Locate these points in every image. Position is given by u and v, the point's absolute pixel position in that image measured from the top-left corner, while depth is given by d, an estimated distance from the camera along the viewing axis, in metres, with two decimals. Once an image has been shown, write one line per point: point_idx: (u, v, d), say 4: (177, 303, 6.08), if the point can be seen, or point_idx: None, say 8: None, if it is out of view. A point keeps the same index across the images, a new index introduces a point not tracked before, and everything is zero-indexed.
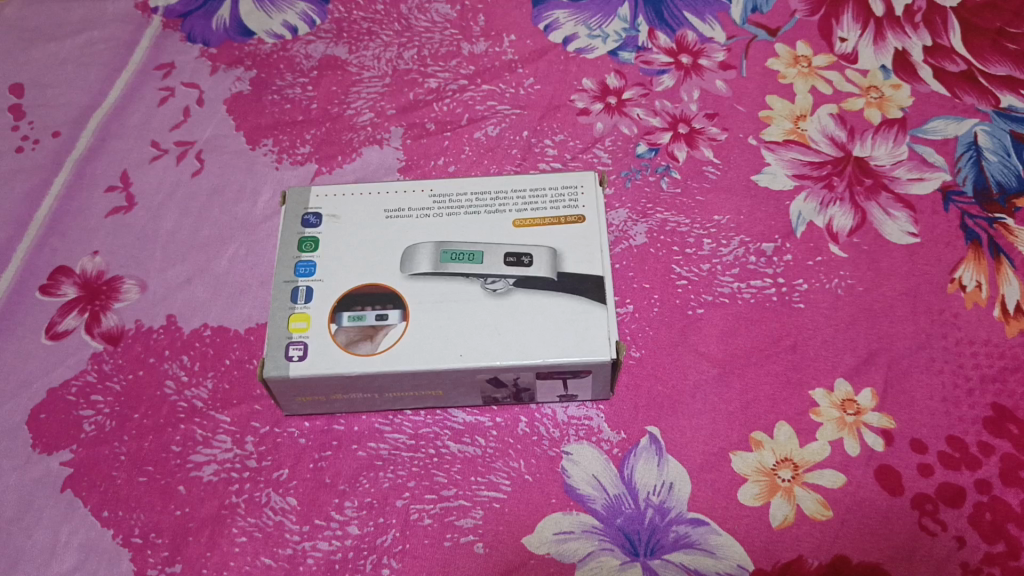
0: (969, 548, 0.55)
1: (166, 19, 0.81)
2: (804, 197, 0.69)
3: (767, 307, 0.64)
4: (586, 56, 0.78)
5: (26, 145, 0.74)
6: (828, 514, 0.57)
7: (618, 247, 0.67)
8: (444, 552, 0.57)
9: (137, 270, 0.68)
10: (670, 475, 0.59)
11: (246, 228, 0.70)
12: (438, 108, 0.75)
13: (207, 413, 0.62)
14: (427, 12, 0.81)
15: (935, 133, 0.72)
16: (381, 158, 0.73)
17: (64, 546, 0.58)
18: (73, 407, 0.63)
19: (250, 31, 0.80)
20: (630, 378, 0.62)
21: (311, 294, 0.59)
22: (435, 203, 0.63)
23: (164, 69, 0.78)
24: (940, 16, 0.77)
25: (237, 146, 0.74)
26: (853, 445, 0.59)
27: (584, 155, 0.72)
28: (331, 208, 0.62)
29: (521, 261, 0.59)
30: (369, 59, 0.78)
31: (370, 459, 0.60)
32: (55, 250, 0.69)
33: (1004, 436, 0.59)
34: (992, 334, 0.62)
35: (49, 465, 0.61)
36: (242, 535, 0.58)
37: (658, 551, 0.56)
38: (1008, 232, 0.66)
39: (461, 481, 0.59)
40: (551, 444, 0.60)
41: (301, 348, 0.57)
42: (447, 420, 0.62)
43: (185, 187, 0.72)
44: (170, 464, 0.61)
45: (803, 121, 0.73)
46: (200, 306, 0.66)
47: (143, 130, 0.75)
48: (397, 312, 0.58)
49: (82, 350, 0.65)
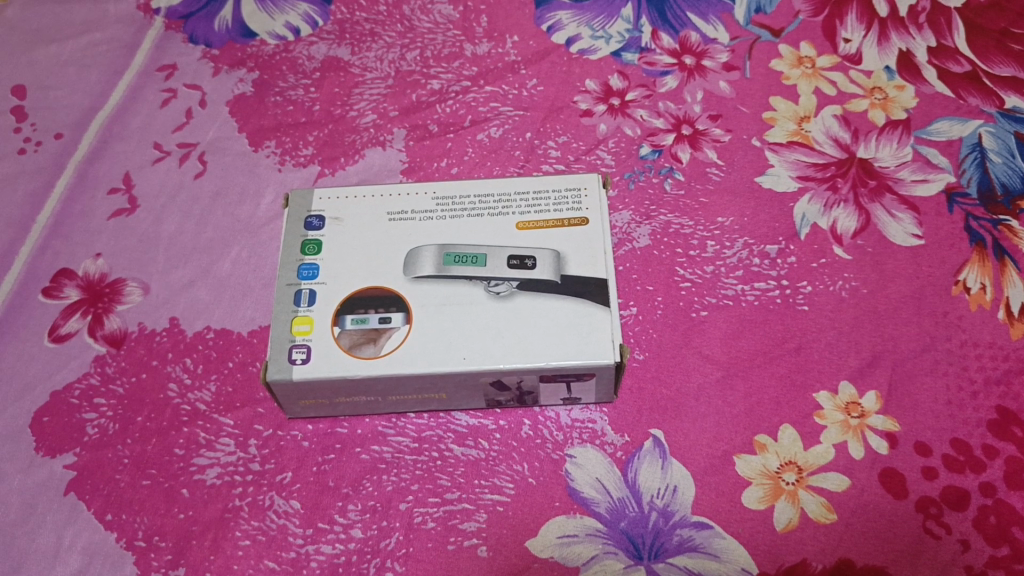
0: (973, 552, 0.55)
1: (168, 20, 0.81)
2: (808, 198, 0.69)
3: (771, 310, 0.64)
4: (589, 58, 0.77)
5: (28, 148, 0.74)
6: (832, 518, 0.57)
7: (622, 249, 0.67)
8: (448, 555, 0.57)
9: (140, 272, 0.68)
10: (674, 478, 0.59)
11: (249, 230, 0.70)
12: (441, 109, 0.75)
13: (210, 417, 0.62)
14: (429, 13, 0.80)
15: (940, 134, 0.71)
16: (384, 159, 0.73)
17: (68, 549, 0.58)
18: (76, 410, 0.63)
19: (253, 32, 0.80)
20: (633, 381, 0.62)
21: (314, 297, 0.59)
22: (438, 206, 0.62)
23: (166, 71, 0.78)
24: (944, 16, 0.77)
25: (239, 148, 0.74)
26: (857, 448, 0.59)
27: (587, 157, 0.72)
28: (334, 211, 0.62)
29: (525, 264, 0.59)
30: (372, 61, 0.78)
31: (373, 462, 0.60)
32: (57, 253, 0.69)
33: (1008, 439, 0.59)
34: (997, 336, 0.62)
35: (52, 468, 0.61)
36: (245, 538, 0.58)
37: (662, 555, 0.56)
38: (1012, 234, 0.66)
39: (464, 484, 0.59)
40: (555, 448, 0.60)
41: (304, 352, 0.57)
42: (450, 423, 0.62)
43: (187, 190, 0.72)
44: (173, 467, 0.61)
45: (806, 122, 0.73)
46: (204, 309, 0.66)
47: (146, 132, 0.75)
48: (400, 315, 0.58)
49: (85, 353, 0.65)
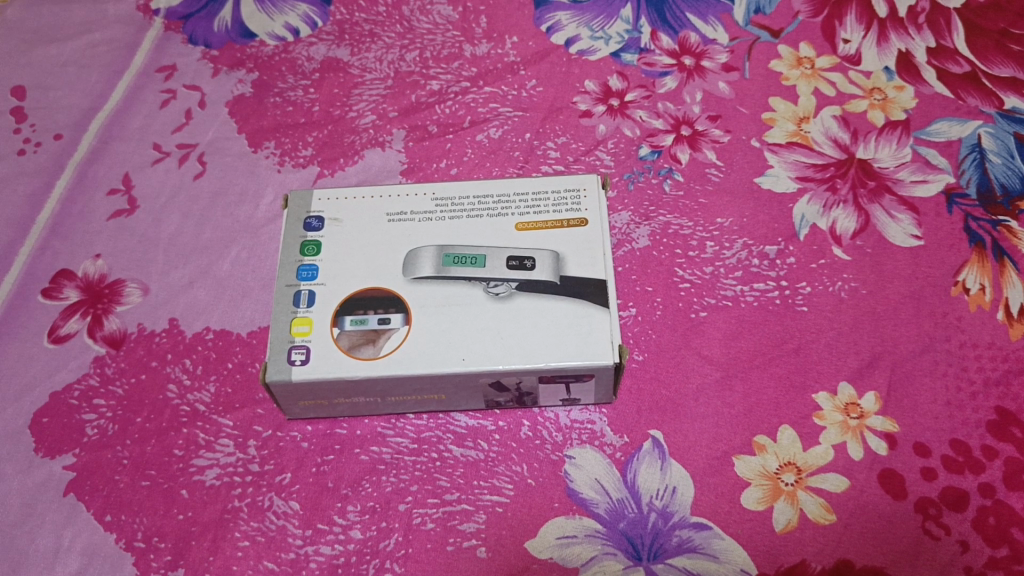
0: (972, 553, 0.55)
1: (168, 20, 0.81)
2: (807, 199, 0.69)
3: (770, 311, 0.64)
4: (588, 58, 0.77)
5: (28, 148, 0.74)
6: (831, 518, 0.57)
7: (621, 250, 0.67)
8: (447, 556, 0.57)
9: (139, 273, 0.68)
10: (673, 479, 0.59)
11: (248, 231, 0.70)
12: (440, 110, 0.75)
13: (209, 417, 0.62)
14: (429, 14, 0.81)
15: (939, 135, 0.71)
16: (383, 160, 0.73)
17: (67, 550, 0.58)
18: (75, 411, 0.63)
19: (252, 33, 0.80)
20: (633, 382, 0.62)
21: (313, 298, 0.59)
22: (437, 207, 0.62)
23: (165, 72, 0.78)
24: (944, 17, 0.77)
25: (239, 149, 0.74)
26: (856, 449, 0.59)
27: (587, 157, 0.72)
28: (333, 211, 0.62)
29: (524, 265, 0.59)
30: (371, 62, 0.78)
31: (372, 463, 0.60)
32: (56, 254, 0.69)
33: (1008, 440, 0.59)
34: (996, 337, 0.62)
35: (51, 469, 0.61)
36: (244, 539, 0.58)
37: (661, 555, 0.56)
38: (1012, 235, 0.66)
39: (463, 485, 0.59)
40: (554, 448, 0.60)
41: (303, 353, 0.57)
42: (449, 424, 0.62)
43: (186, 190, 0.72)
44: (172, 468, 0.61)
45: (806, 123, 0.73)
46: (203, 310, 0.66)
47: (145, 133, 0.75)
48: (400, 316, 0.58)
49: (84, 353, 0.65)
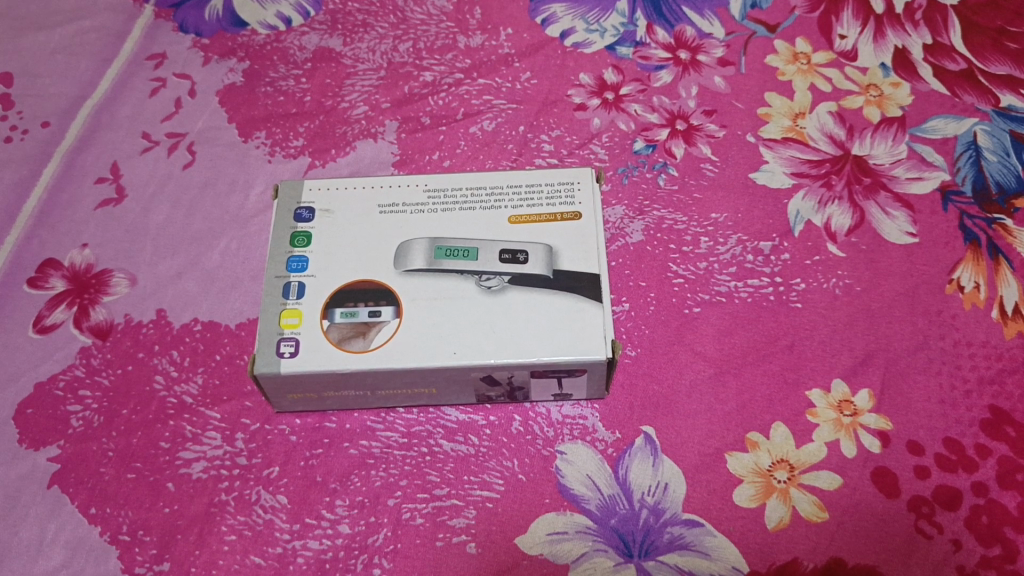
0: (965, 552, 0.55)
1: (157, 8, 0.80)
2: (802, 196, 0.68)
3: (764, 307, 0.64)
4: (583, 51, 0.77)
5: (15, 136, 0.73)
6: (824, 516, 0.57)
7: (615, 244, 0.67)
8: (436, 552, 0.56)
9: (127, 263, 0.67)
10: (665, 475, 0.58)
11: (238, 221, 0.69)
12: (433, 102, 0.74)
13: (196, 410, 0.61)
14: (423, 5, 0.80)
15: (935, 131, 0.71)
16: (375, 151, 0.72)
17: (51, 543, 0.57)
18: (61, 402, 0.62)
19: (243, 21, 0.79)
20: (625, 377, 0.62)
21: (303, 289, 0.58)
22: (429, 199, 0.62)
23: (155, 60, 0.77)
24: (940, 14, 0.77)
25: (229, 139, 0.73)
26: (850, 446, 0.59)
27: (581, 151, 0.71)
28: (324, 203, 0.62)
29: (517, 258, 0.58)
30: (363, 52, 0.77)
31: (361, 457, 0.60)
32: (43, 242, 0.68)
33: (1002, 439, 0.58)
34: (990, 336, 0.62)
35: (36, 460, 0.60)
36: (231, 533, 0.57)
37: (652, 552, 0.56)
38: (1007, 233, 0.66)
39: (454, 480, 0.59)
40: (545, 444, 0.60)
41: (292, 345, 0.56)
42: (440, 418, 0.61)
43: (176, 180, 0.71)
44: (158, 460, 0.60)
45: (801, 119, 0.72)
46: (192, 301, 0.65)
47: (135, 121, 0.74)
48: (391, 308, 0.57)
49: (71, 344, 0.64)
